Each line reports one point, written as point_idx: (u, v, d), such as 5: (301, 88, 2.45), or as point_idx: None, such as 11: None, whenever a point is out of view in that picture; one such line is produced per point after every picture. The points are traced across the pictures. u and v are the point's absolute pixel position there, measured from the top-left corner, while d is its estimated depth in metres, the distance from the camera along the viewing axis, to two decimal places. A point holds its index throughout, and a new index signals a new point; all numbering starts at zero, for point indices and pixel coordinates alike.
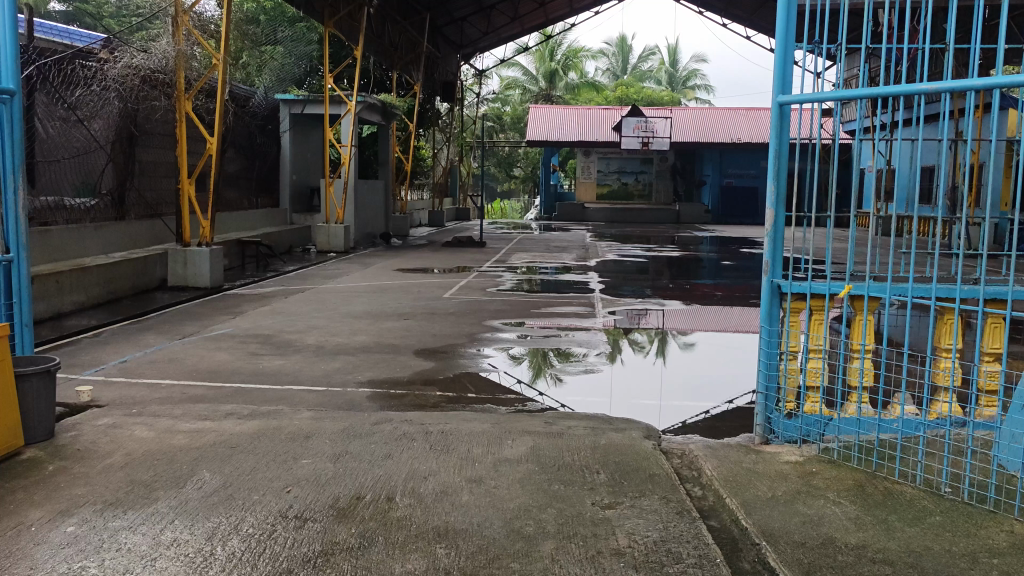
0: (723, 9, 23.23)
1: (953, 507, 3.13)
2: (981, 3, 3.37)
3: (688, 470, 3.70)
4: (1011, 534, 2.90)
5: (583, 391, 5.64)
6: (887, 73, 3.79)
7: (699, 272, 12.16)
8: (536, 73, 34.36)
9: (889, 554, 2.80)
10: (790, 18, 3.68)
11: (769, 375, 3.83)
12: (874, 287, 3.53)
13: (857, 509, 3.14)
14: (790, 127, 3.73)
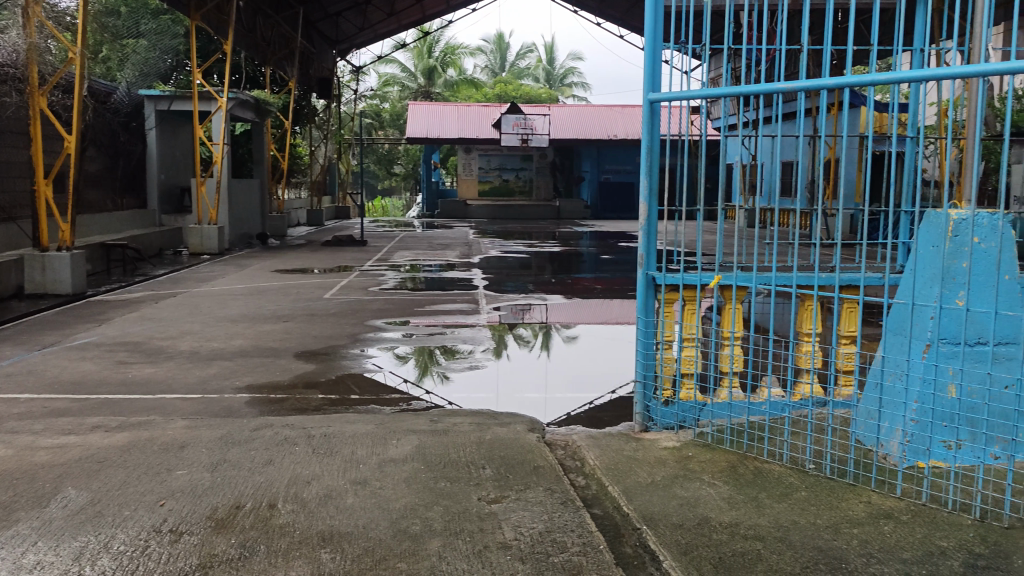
0: (597, 8, 23.60)
1: (816, 482, 3.32)
2: (832, 6, 3.55)
3: (572, 460, 3.77)
4: (869, 504, 3.10)
5: (469, 388, 5.65)
6: (749, 72, 3.96)
7: (580, 267, 12.39)
8: (414, 70, 34.15)
9: (760, 530, 2.94)
10: (657, 17, 3.80)
11: (647, 364, 3.94)
12: (741, 277, 3.70)
13: (730, 489, 3.29)
14: (660, 124, 3.85)
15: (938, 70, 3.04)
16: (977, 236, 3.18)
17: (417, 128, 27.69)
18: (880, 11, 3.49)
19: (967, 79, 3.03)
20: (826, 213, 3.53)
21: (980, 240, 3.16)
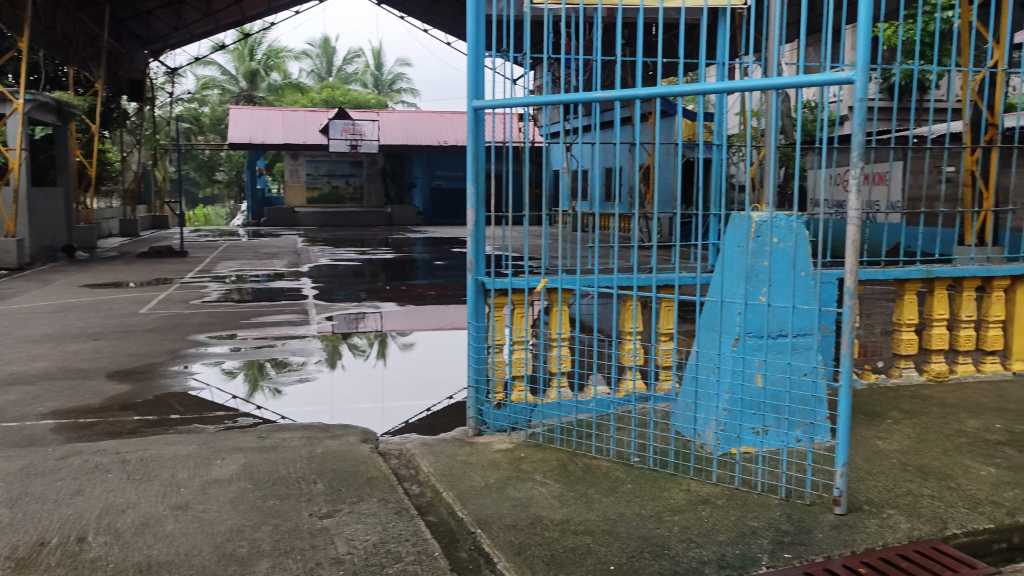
0: (424, 15, 23.62)
1: (641, 474, 3.47)
2: (642, 23, 3.72)
3: (405, 468, 3.74)
4: (688, 492, 3.28)
5: (302, 401, 5.48)
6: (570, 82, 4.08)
7: (412, 273, 12.37)
8: (235, 73, 32.88)
9: (589, 524, 3.03)
10: (479, 24, 3.85)
11: (478, 368, 3.98)
12: (566, 280, 3.82)
13: (561, 487, 3.37)
14: (484, 131, 3.90)
15: (738, 82, 3.27)
16: (776, 236, 3.41)
17: (241, 133, 26.59)
18: (686, 27, 3.69)
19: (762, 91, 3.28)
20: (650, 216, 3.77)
21: (779, 240, 3.39)
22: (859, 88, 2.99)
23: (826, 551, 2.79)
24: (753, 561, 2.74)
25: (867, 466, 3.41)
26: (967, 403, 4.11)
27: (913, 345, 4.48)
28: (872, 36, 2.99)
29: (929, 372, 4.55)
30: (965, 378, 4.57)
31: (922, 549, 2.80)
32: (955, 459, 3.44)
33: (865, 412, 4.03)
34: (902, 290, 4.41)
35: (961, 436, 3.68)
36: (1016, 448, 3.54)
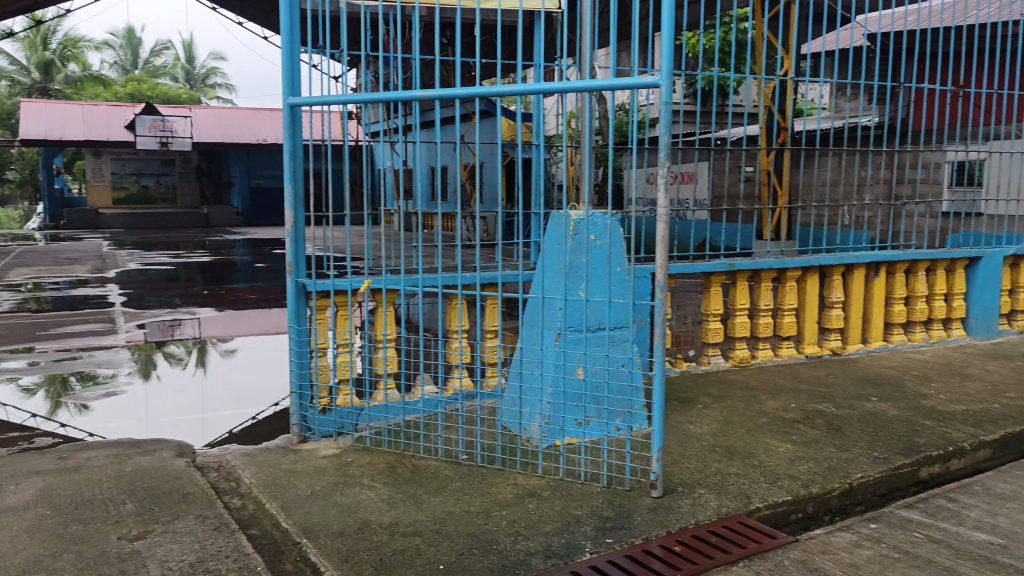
0: (239, 9, 22.57)
1: (469, 471, 3.50)
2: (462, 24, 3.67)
3: (226, 481, 3.58)
4: (515, 486, 3.34)
5: (114, 416, 5.11)
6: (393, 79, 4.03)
7: (232, 277, 11.85)
8: (25, 63, 30.15)
9: (417, 525, 3.02)
10: (293, 19, 3.72)
11: (301, 373, 3.87)
12: (390, 280, 3.79)
13: (389, 489, 3.33)
14: (302, 129, 3.79)
15: (553, 84, 3.37)
16: (592, 234, 3.57)
17: (32, 129, 24.42)
18: (505, 30, 3.70)
19: (576, 94, 3.39)
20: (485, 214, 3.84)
21: (595, 237, 3.55)
22: (663, 92, 3.16)
23: (645, 533, 2.92)
24: (578, 548, 2.82)
25: (680, 449, 3.60)
26: (767, 386, 4.45)
27: (720, 334, 4.80)
28: (675, 44, 3.16)
29: (734, 358, 4.88)
30: (765, 363, 4.94)
31: (730, 524, 2.99)
32: (757, 438, 3.71)
33: (678, 398, 4.26)
34: (709, 283, 4.71)
35: (762, 416, 3.98)
36: (809, 424, 3.86)
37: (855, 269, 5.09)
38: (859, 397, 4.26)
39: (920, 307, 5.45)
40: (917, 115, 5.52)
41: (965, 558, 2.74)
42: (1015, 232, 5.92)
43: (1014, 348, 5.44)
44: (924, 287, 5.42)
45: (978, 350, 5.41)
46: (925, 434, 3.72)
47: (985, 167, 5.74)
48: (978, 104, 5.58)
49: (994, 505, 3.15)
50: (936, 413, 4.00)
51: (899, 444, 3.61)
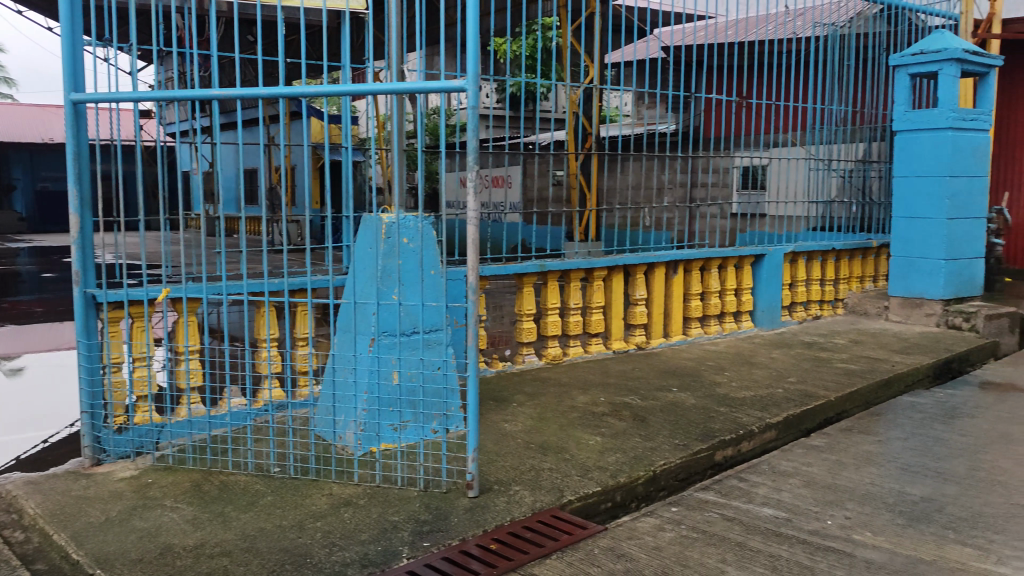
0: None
1: (281, 484, 3.38)
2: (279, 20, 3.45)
3: (6, 514, 3.25)
4: (330, 496, 3.26)
5: None
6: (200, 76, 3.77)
7: (14, 289, 10.82)
8: None
9: (225, 545, 2.87)
10: (75, 9, 3.45)
11: (93, 392, 3.59)
12: (191, 289, 3.60)
13: (193, 509, 3.16)
14: (87, 128, 3.51)
15: (360, 86, 3.30)
16: (405, 237, 3.54)
17: None
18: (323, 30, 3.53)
19: (385, 96, 3.35)
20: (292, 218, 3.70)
21: (407, 240, 3.53)
22: (470, 96, 3.19)
23: (462, 533, 2.94)
24: (394, 555, 2.79)
25: (496, 448, 3.66)
26: (578, 381, 4.62)
27: (533, 333, 4.93)
28: (480, 50, 3.20)
29: (547, 356, 5.03)
30: (576, 359, 5.13)
31: (544, 518, 3.07)
32: (569, 432, 3.84)
33: (493, 397, 4.32)
34: (521, 283, 4.83)
35: (573, 411, 4.12)
36: (616, 417, 4.05)
37: (656, 269, 5.40)
38: (662, 388, 4.52)
39: (714, 302, 5.85)
40: (708, 122, 5.91)
41: (754, 533, 2.96)
42: (793, 231, 6.50)
43: (794, 337, 5.97)
44: (716, 284, 5.84)
45: (763, 340, 5.89)
46: (719, 420, 3.99)
47: (767, 171, 6.24)
48: (760, 114, 6.06)
49: (779, 481, 3.43)
50: (729, 399, 4.31)
51: (697, 430, 3.86)
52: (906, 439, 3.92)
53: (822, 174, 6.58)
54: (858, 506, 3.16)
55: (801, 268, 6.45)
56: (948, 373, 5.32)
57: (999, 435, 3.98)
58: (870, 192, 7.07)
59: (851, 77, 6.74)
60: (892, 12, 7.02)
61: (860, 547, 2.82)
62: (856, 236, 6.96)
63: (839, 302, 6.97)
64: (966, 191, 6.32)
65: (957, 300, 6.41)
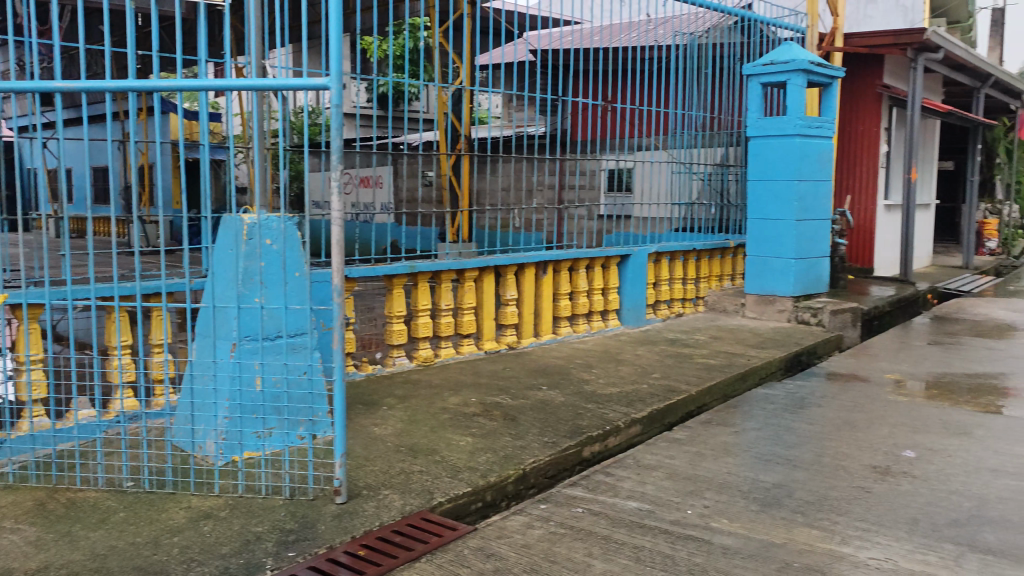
0: None
1: (135, 499, 3.20)
2: (131, 9, 3.24)
3: None
4: (189, 509, 3.12)
5: None
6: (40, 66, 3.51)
7: None
8: None
9: (73, 566, 2.70)
10: None
11: None
12: (31, 295, 3.36)
13: (37, 530, 2.95)
14: None
15: (217, 81, 3.17)
16: (267, 238, 3.44)
17: None
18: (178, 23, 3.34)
19: (243, 93, 3.23)
20: (144, 218, 3.52)
21: (269, 242, 3.43)
22: (332, 94, 3.11)
23: (329, 541, 2.86)
24: (258, 567, 2.69)
25: (365, 452, 3.60)
26: (449, 383, 4.61)
27: (403, 335, 4.87)
28: (343, 48, 3.13)
29: (418, 358, 4.99)
30: (448, 361, 5.12)
31: (413, 521, 3.04)
32: (439, 434, 3.82)
33: (363, 401, 4.25)
34: (391, 285, 4.78)
35: (444, 413, 4.11)
36: (487, 417, 4.06)
37: (526, 269, 5.48)
38: (532, 387, 4.57)
39: (582, 301, 5.98)
40: (576, 125, 6.04)
41: (620, 526, 3.04)
42: (657, 232, 6.73)
43: (658, 334, 6.18)
44: (584, 283, 5.98)
45: (629, 338, 6.07)
46: (587, 417, 4.08)
47: (632, 174, 6.43)
48: (624, 118, 6.23)
49: (643, 474, 3.54)
50: (596, 396, 4.41)
51: (566, 428, 3.93)
52: (760, 429, 4.13)
53: (683, 177, 6.87)
54: (717, 495, 3.30)
55: (664, 268, 6.70)
56: (798, 366, 5.64)
57: (843, 423, 4.25)
58: (728, 195, 7.41)
59: (709, 84, 7.06)
60: (746, 24, 7.37)
61: (718, 534, 2.95)
62: (715, 236, 7.28)
63: (699, 300, 7.26)
64: (813, 194, 6.72)
65: (807, 297, 6.80)
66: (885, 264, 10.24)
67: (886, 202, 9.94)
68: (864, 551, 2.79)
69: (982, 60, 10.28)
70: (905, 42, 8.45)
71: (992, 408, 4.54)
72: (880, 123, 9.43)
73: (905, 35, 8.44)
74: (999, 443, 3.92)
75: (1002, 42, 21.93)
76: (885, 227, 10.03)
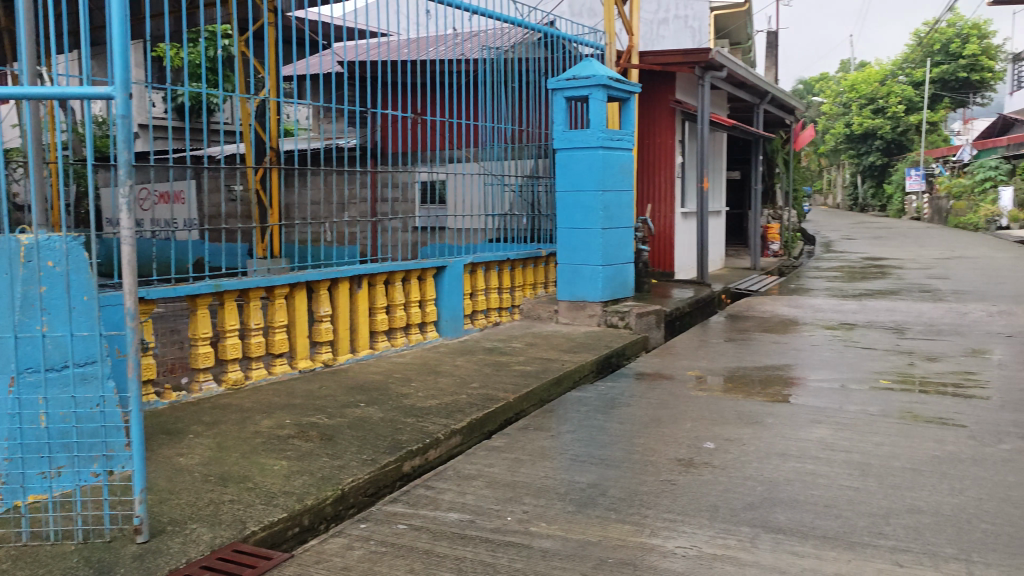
0: None
1: None
2: None
3: None
4: None
5: None
6: None
7: None
8: None
9: None
10: None
11: None
12: None
13: None
14: None
15: None
16: (47, 260, 3.16)
17: None
18: None
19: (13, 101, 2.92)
20: None
21: (51, 264, 3.15)
22: (118, 104, 2.87)
23: None
24: None
25: (168, 485, 3.35)
26: (261, 405, 4.42)
27: (210, 358, 4.61)
28: (128, 55, 2.92)
29: (226, 381, 4.75)
30: (259, 382, 4.90)
31: (224, 554, 2.85)
32: (251, 460, 3.65)
33: (166, 431, 3.98)
34: (194, 305, 4.53)
35: (256, 437, 3.93)
36: (302, 438, 3.94)
37: (339, 284, 5.37)
38: (349, 404, 4.48)
39: (399, 314, 5.94)
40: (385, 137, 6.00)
41: (440, 539, 3.03)
42: (472, 243, 6.81)
43: (476, 344, 6.25)
44: (401, 296, 5.93)
45: (448, 349, 6.09)
46: (406, 431, 4.04)
47: (445, 187, 6.47)
48: (435, 131, 6.25)
49: (463, 485, 3.55)
50: (415, 410, 4.39)
51: (385, 443, 3.87)
52: (574, 432, 4.27)
53: (496, 188, 6.99)
54: (535, 499, 3.36)
55: (479, 278, 6.79)
56: (609, 368, 5.89)
57: (650, 420, 4.48)
58: (539, 205, 7.62)
59: (516, 97, 7.25)
60: (550, 40, 7.64)
61: (537, 537, 3.00)
62: (528, 246, 7.47)
63: (515, 308, 7.39)
64: (616, 204, 7.05)
65: (614, 301, 7.11)
66: (684, 268, 10.92)
67: (682, 211, 10.61)
68: (670, 541, 2.94)
69: (760, 78, 11.20)
70: (693, 61, 9.06)
71: (780, 397, 4.95)
72: (673, 136, 10.07)
73: (692, 54, 9.05)
74: (787, 429, 4.27)
75: (776, 63, 24.09)
76: (683, 233, 10.70)
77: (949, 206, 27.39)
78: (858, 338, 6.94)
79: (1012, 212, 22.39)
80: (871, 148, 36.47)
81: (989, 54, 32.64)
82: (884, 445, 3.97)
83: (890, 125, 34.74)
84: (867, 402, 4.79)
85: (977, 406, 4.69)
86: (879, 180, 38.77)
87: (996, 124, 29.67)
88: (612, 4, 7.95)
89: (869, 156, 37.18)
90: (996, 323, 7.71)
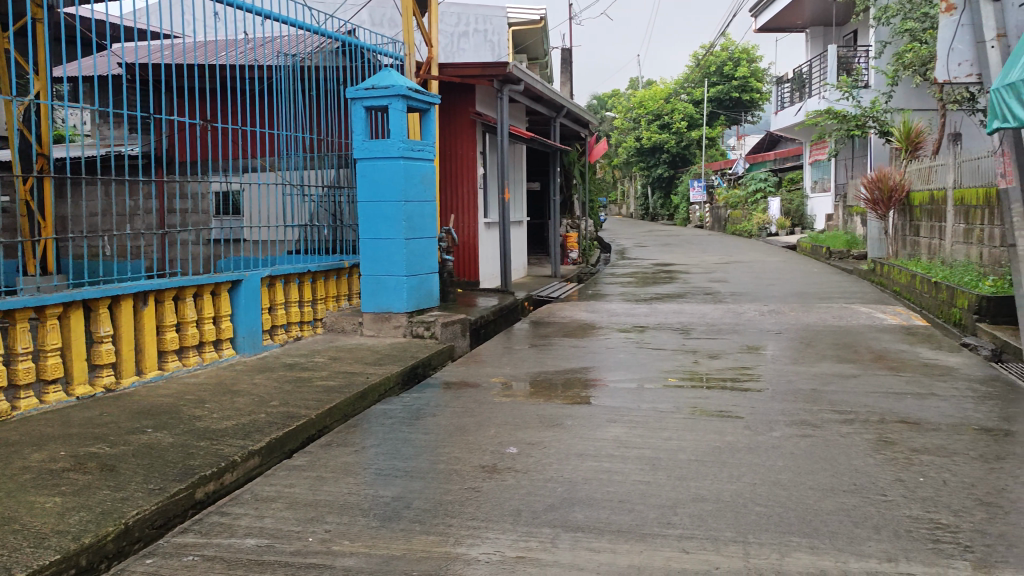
0: None
1: None
2: None
3: None
4: None
5: None
6: None
7: None
8: None
9: None
10: None
11: None
12: None
13: None
14: None
15: None
16: None
17: None
18: None
19: None
20: None
21: None
22: None
23: None
24: None
25: None
26: (31, 437, 4.01)
27: None
28: None
29: None
30: (29, 413, 4.44)
31: None
32: (18, 499, 3.30)
33: None
34: None
35: (24, 473, 3.56)
36: (80, 470, 3.61)
37: (122, 302, 4.98)
38: (134, 431, 4.16)
39: (191, 332, 5.61)
40: (175, 145, 5.60)
41: (236, 567, 2.87)
42: (271, 255, 6.55)
43: (276, 360, 6.02)
44: (192, 313, 5.60)
45: (246, 366, 5.83)
46: (199, 455, 3.82)
47: (241, 198, 6.22)
48: (227, 138, 5.97)
49: (261, 508, 3.40)
50: (209, 432, 4.15)
51: (174, 471, 3.63)
52: (378, 445, 4.21)
53: (294, 199, 6.78)
54: (337, 517, 3.28)
55: (279, 292, 6.54)
56: (414, 379, 5.86)
57: (455, 428, 4.50)
58: (341, 216, 7.47)
59: (314, 105, 7.07)
60: (348, 48, 7.52)
61: (340, 556, 2.93)
62: (329, 258, 7.30)
63: (318, 321, 7.19)
64: (418, 214, 7.05)
65: (419, 312, 7.10)
66: (488, 277, 11.12)
67: (485, 221, 10.81)
68: (474, 548, 2.96)
69: (555, 93, 11.64)
70: (491, 74, 9.24)
71: (579, 399, 5.14)
72: (474, 148, 10.23)
73: (491, 67, 9.23)
74: (585, 430, 4.44)
75: (570, 79, 25.19)
76: (486, 243, 10.90)
77: (726, 215, 29.77)
78: (650, 340, 7.37)
79: (779, 220, 24.63)
80: (659, 161, 38.94)
81: (757, 77, 36.56)
82: (672, 440, 4.23)
83: (675, 140, 37.26)
84: (657, 400, 5.08)
85: (752, 398, 5.11)
86: (666, 191, 41.48)
87: (765, 139, 32.62)
88: (410, 15, 7.95)
89: (658, 168, 39.70)
90: (768, 321, 8.44)
